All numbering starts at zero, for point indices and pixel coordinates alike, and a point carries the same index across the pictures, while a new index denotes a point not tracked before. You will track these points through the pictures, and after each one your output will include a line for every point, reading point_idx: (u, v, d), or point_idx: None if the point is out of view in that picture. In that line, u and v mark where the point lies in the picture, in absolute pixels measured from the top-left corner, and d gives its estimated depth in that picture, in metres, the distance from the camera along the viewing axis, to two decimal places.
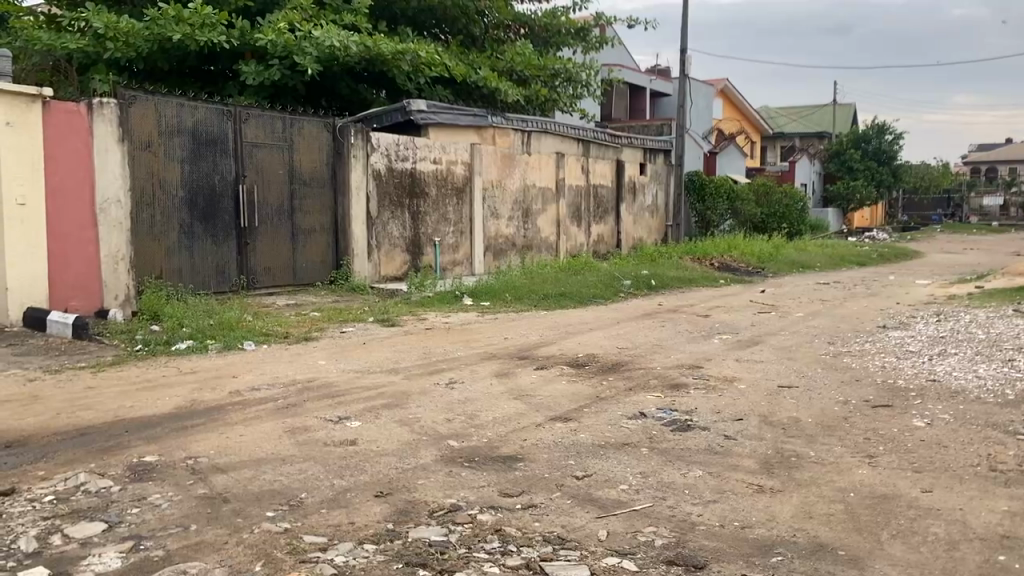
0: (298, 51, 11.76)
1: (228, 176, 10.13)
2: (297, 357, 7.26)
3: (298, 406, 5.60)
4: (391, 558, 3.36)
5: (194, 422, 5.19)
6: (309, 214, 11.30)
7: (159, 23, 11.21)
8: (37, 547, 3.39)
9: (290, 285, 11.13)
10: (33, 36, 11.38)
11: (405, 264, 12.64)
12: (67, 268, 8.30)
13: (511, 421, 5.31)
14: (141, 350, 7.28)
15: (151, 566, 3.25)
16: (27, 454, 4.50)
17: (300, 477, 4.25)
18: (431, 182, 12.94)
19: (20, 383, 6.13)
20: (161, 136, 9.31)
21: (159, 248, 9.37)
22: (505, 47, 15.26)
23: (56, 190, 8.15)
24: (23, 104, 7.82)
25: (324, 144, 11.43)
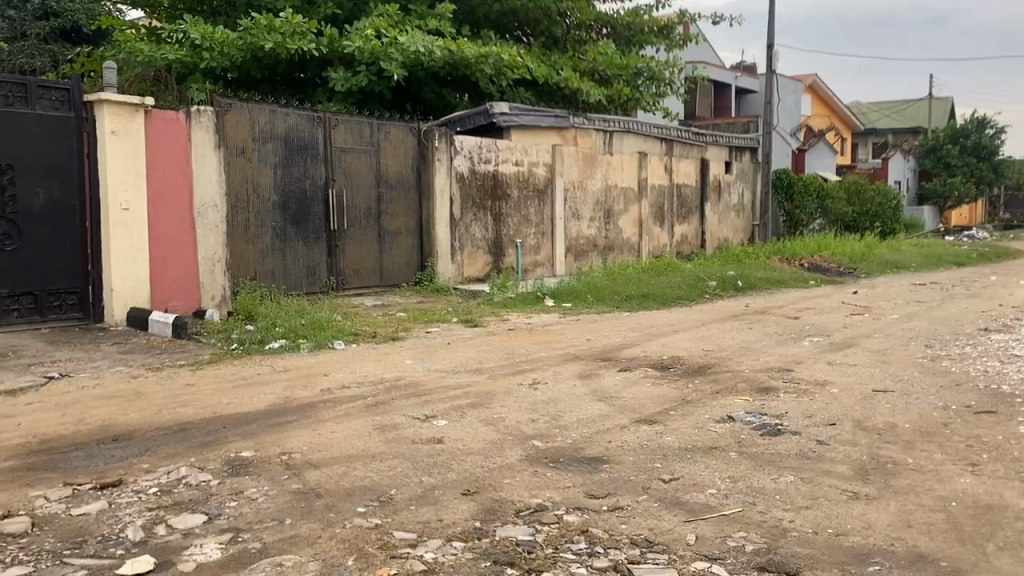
0: (385, 57, 12.00)
1: (318, 180, 10.41)
2: (384, 357, 7.40)
3: (386, 404, 5.71)
4: (478, 556, 3.39)
5: (287, 418, 5.35)
6: (395, 217, 11.51)
7: (252, 33, 11.64)
8: (143, 536, 3.55)
9: (378, 287, 11.35)
10: (135, 49, 11.95)
11: (487, 265, 12.74)
12: (166, 270, 8.65)
13: (595, 423, 5.29)
14: (237, 349, 7.55)
15: (249, 558, 3.36)
16: (132, 447, 4.72)
17: (389, 474, 4.33)
18: (513, 184, 12.99)
19: (125, 379, 6.43)
20: (255, 142, 9.63)
21: (253, 251, 9.68)
22: (587, 47, 15.24)
23: (157, 195, 8.53)
24: (127, 113, 8.21)
25: (410, 148, 11.62)
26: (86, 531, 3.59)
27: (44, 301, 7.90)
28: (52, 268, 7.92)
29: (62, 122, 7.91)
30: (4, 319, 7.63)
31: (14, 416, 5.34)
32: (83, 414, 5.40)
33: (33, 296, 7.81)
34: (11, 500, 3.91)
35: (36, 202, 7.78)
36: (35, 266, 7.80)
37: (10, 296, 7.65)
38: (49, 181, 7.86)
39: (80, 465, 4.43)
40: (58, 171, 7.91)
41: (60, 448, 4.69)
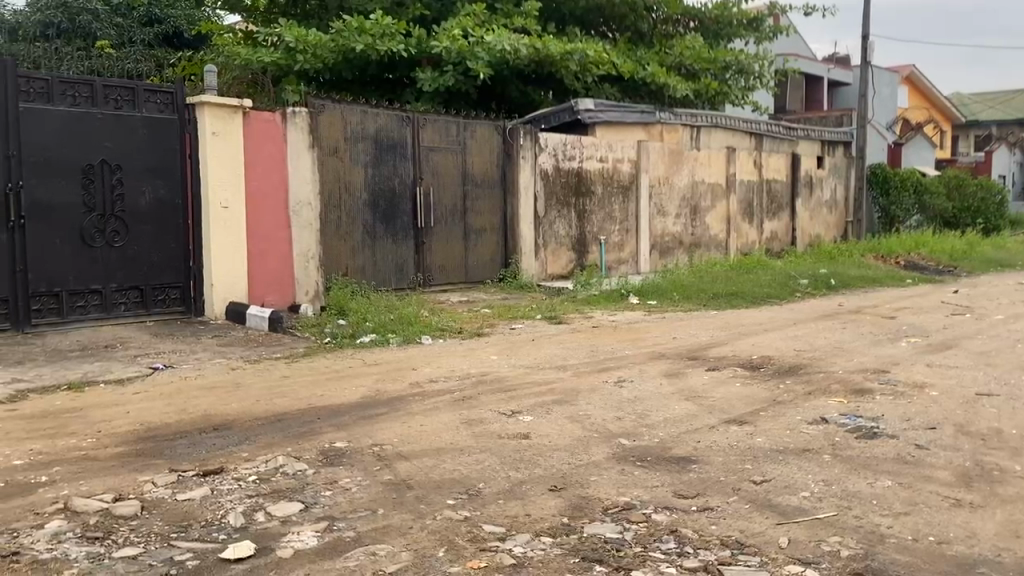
0: (471, 57, 12.12)
1: (406, 178, 10.59)
2: (470, 352, 7.49)
3: (473, 399, 5.78)
4: (567, 552, 3.41)
5: (378, 411, 5.48)
6: (480, 214, 11.61)
7: (344, 35, 11.96)
8: (243, 522, 3.69)
9: (463, 283, 11.48)
10: (234, 53, 12.35)
11: (571, 263, 12.73)
12: (263, 266, 8.96)
13: (683, 422, 5.24)
14: (330, 343, 7.77)
15: (344, 546, 3.46)
16: (232, 437, 4.91)
17: (478, 468, 4.39)
18: (598, 180, 12.94)
19: (224, 371, 6.70)
20: (347, 142, 9.88)
21: (344, 247, 9.93)
22: (674, 41, 15.07)
23: (254, 194, 8.83)
24: (227, 115, 8.54)
25: (495, 145, 11.70)
26: (191, 516, 3.76)
27: (150, 295, 8.27)
28: (157, 264, 8.30)
29: (167, 124, 8.29)
30: (113, 313, 8.01)
31: (123, 405, 5.62)
32: (186, 403, 5.64)
33: (140, 290, 8.19)
34: (122, 484, 4.12)
35: (142, 200, 8.17)
36: (142, 262, 8.18)
37: (119, 290, 8.04)
38: (155, 181, 8.23)
39: (185, 452, 4.63)
40: (163, 171, 8.28)
41: (165, 436, 4.92)
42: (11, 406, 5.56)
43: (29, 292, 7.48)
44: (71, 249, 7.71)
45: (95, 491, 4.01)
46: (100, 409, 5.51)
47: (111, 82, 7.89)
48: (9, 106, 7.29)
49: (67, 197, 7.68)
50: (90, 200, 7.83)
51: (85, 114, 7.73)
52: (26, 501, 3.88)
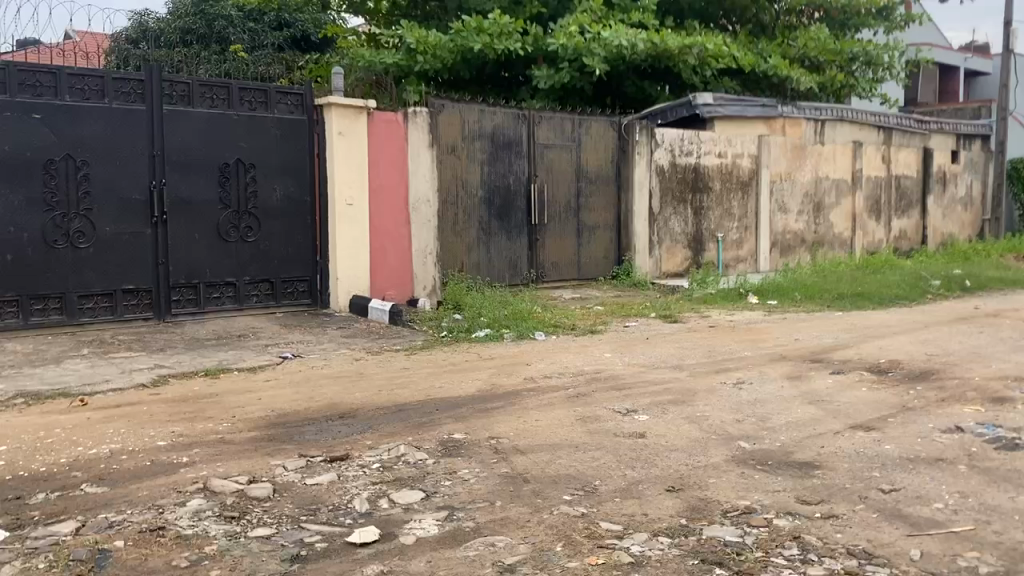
0: (587, 53, 12.12)
1: (521, 176, 10.67)
2: (584, 349, 7.49)
3: (588, 396, 5.79)
4: (686, 553, 3.38)
5: (494, 404, 5.56)
6: (594, 211, 11.59)
7: (463, 35, 12.18)
8: (368, 508, 3.82)
9: (576, 280, 11.50)
10: (357, 55, 12.74)
11: (686, 260, 12.54)
12: (384, 262, 9.23)
13: (806, 427, 5.08)
14: (447, 336, 7.94)
15: (464, 536, 3.54)
16: (356, 425, 5.09)
17: (594, 464, 4.40)
18: (716, 176, 12.68)
19: (348, 361, 6.95)
20: (465, 141, 10.04)
21: (461, 244, 10.10)
22: (798, 32, 14.57)
23: (375, 191, 9.11)
24: (352, 116, 8.85)
25: (610, 142, 11.65)
26: (320, 500, 3.92)
27: (279, 288, 8.67)
28: (286, 258, 8.69)
29: (296, 125, 8.67)
30: (245, 304, 8.44)
31: (255, 391, 5.92)
32: (313, 392, 5.89)
33: (270, 283, 8.60)
34: (255, 467, 4.34)
35: (273, 197, 8.57)
36: (272, 256, 8.59)
37: (251, 283, 8.46)
38: (285, 179, 8.62)
39: (312, 439, 4.83)
40: (292, 170, 8.67)
41: (293, 422, 5.15)
42: (155, 390, 5.94)
43: (170, 283, 7.96)
44: (208, 244, 8.16)
45: (231, 473, 4.24)
46: (234, 394, 5.82)
47: (246, 85, 8.30)
48: (155, 109, 7.77)
49: (205, 194, 8.13)
50: (226, 197, 8.26)
51: (222, 116, 8.17)
52: (169, 480, 4.14)
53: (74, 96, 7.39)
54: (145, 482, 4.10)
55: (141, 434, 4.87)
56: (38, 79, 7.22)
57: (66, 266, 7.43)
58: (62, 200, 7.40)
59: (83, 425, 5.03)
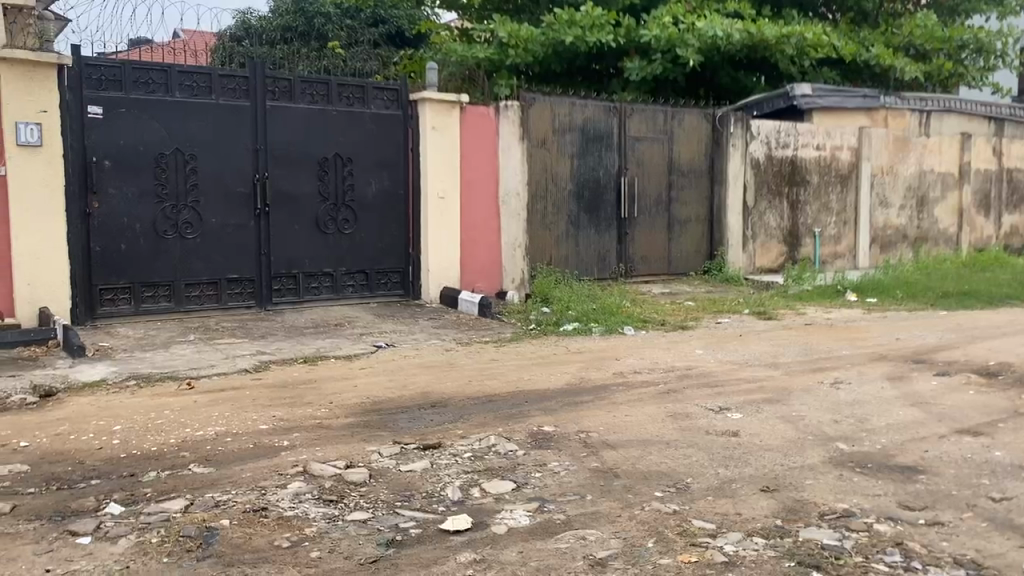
0: (681, 43, 11.93)
1: (612, 169, 10.60)
2: (674, 345, 7.41)
3: (680, 392, 5.74)
4: (781, 554, 3.32)
5: (584, 398, 5.56)
6: (686, 204, 11.44)
7: (555, 28, 12.19)
8: (461, 496, 3.89)
9: (666, 275, 11.37)
10: (449, 50, 12.77)
11: (781, 256, 12.22)
12: (474, 255, 9.34)
13: (909, 429, 4.90)
14: (535, 329, 7.98)
15: (555, 528, 3.56)
16: (448, 414, 5.18)
17: (685, 462, 4.35)
18: (813, 169, 12.31)
19: (439, 352, 7.06)
20: (556, 134, 10.03)
21: (550, 237, 10.11)
22: (904, 20, 14.00)
23: (467, 185, 9.22)
24: (445, 110, 8.97)
25: (703, 134, 11.48)
26: (414, 486, 4.01)
27: (373, 279, 8.89)
28: (380, 250, 8.90)
29: (392, 120, 8.86)
30: (341, 294, 8.68)
31: (351, 379, 6.08)
32: (406, 380, 6.03)
33: (365, 274, 8.83)
34: (352, 452, 4.47)
35: (369, 190, 8.78)
36: (367, 248, 8.81)
37: (347, 273, 8.71)
38: (380, 173, 8.82)
39: (406, 426, 4.94)
40: (387, 163, 8.87)
41: (387, 410, 5.27)
42: (257, 375, 6.18)
43: (271, 273, 8.25)
44: (307, 235, 8.43)
45: (329, 457, 4.38)
46: (331, 381, 6.00)
47: (344, 81, 8.52)
48: (258, 105, 8.05)
49: (305, 187, 8.39)
50: (324, 190, 8.50)
51: (321, 111, 8.40)
52: (271, 462, 4.30)
53: (183, 93, 7.70)
54: (249, 464, 4.28)
55: (245, 418, 5.08)
56: (151, 76, 7.53)
57: (175, 256, 7.75)
58: (172, 192, 7.71)
59: (190, 407, 5.28)
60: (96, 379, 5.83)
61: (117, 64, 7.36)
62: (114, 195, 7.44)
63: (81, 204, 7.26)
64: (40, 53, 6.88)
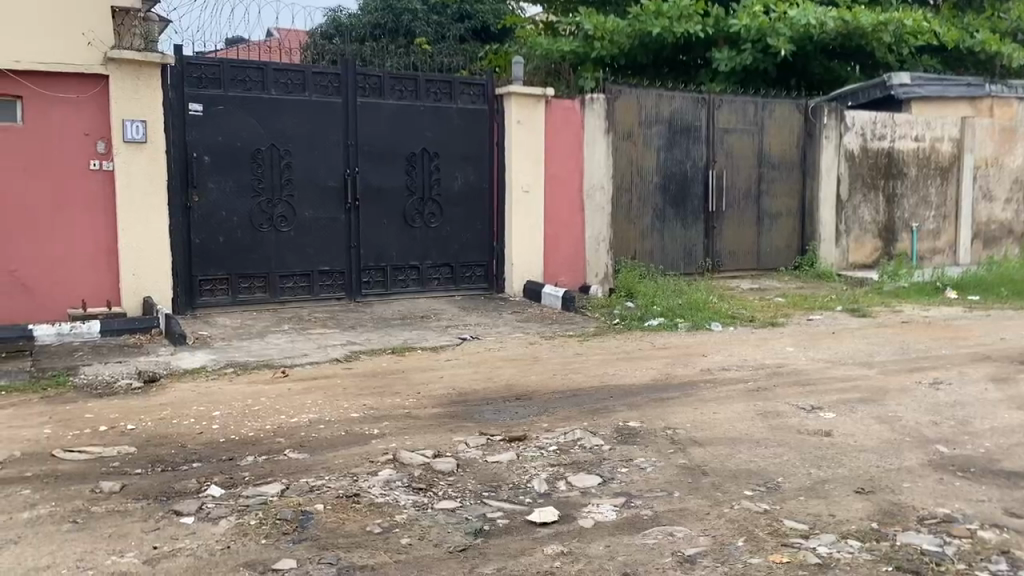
0: (772, 33, 11.74)
1: (699, 161, 10.43)
2: (763, 342, 7.25)
3: (769, 390, 5.62)
4: (878, 558, 3.22)
5: (670, 394, 5.51)
6: (776, 197, 11.18)
7: (641, 19, 12.09)
8: (547, 488, 3.90)
9: (754, 270, 11.15)
10: (535, 44, 12.67)
11: (876, 252, 11.81)
12: (557, 249, 9.34)
13: (1015, 434, 4.68)
14: (619, 324, 7.93)
15: (641, 523, 3.54)
16: (533, 407, 5.21)
17: (776, 461, 4.26)
18: (911, 161, 11.84)
19: (523, 345, 7.09)
20: (642, 126, 9.93)
21: (634, 231, 10.02)
22: (1010, 5, 13.47)
23: (551, 179, 9.22)
24: (530, 104, 8.99)
25: (795, 126, 11.19)
26: (500, 477, 4.05)
27: (458, 272, 9.01)
28: (465, 243, 9.01)
29: (477, 115, 8.95)
30: (427, 287, 8.83)
31: (437, 370, 6.17)
32: (491, 372, 6.08)
33: (450, 267, 8.95)
34: (439, 442, 4.54)
35: (455, 184, 8.88)
36: (452, 242, 8.93)
37: (433, 266, 8.84)
38: (465, 168, 8.92)
39: (491, 418, 4.99)
40: (472, 158, 8.96)
41: (473, 401, 5.33)
42: (347, 364, 6.33)
43: (361, 265, 8.45)
44: (396, 229, 8.59)
45: (418, 446, 4.46)
46: (418, 372, 6.10)
47: (432, 77, 8.63)
48: (349, 101, 8.23)
49: (393, 181, 8.54)
50: (412, 184, 8.64)
51: (410, 107, 8.54)
52: (362, 450, 4.41)
53: (278, 90, 7.93)
54: (340, 451, 4.39)
55: (336, 406, 5.21)
56: (248, 74, 7.79)
57: (270, 248, 8.01)
58: (267, 186, 7.96)
59: (284, 395, 5.45)
60: (196, 367, 6.08)
61: (216, 63, 7.63)
62: (213, 189, 7.73)
63: (182, 197, 7.57)
64: (145, 53, 7.16)
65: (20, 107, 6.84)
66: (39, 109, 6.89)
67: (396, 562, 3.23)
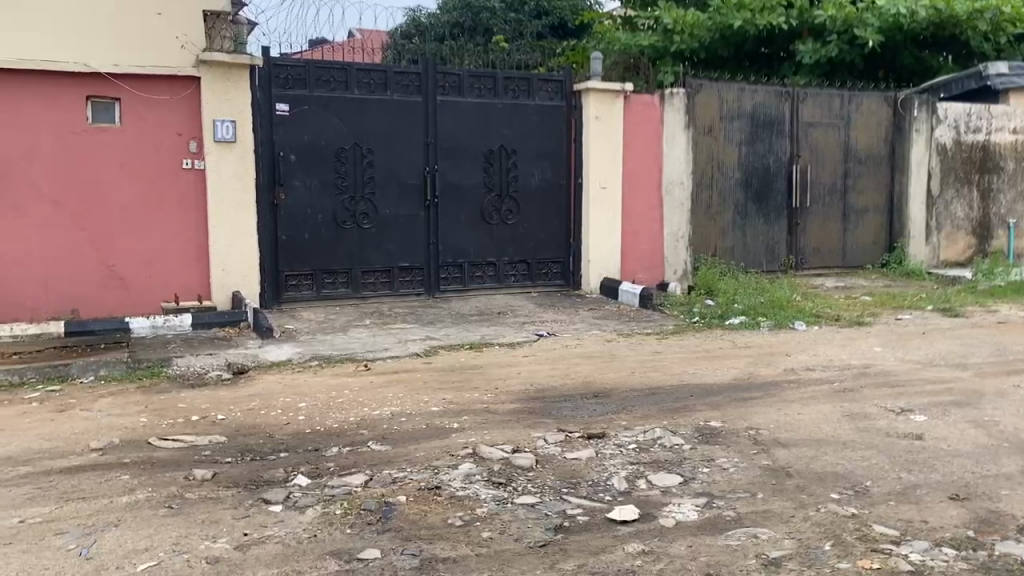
0: (859, 24, 11.47)
1: (782, 157, 10.20)
2: (849, 341, 7.05)
3: (857, 391, 5.46)
4: (975, 567, 3.11)
5: (753, 394, 5.41)
6: (863, 193, 10.85)
7: (723, 12, 11.96)
8: (628, 487, 3.88)
9: (840, 268, 10.84)
10: (613, 39, 12.55)
11: (970, 249, 11.34)
12: (635, 246, 9.26)
13: None
14: (698, 322, 7.82)
15: (724, 524, 3.49)
16: (612, 405, 5.18)
17: (864, 464, 4.14)
18: (1009, 155, 11.30)
19: (601, 342, 7.06)
20: (723, 121, 9.75)
21: (714, 227, 9.86)
22: None
23: (629, 175, 9.15)
24: (608, 100, 8.95)
25: (884, 119, 10.83)
26: (579, 474, 4.04)
27: (535, 269, 9.03)
28: (543, 240, 9.03)
29: (555, 111, 8.95)
30: (504, 283, 8.88)
31: (515, 366, 6.20)
32: (569, 369, 6.08)
33: (527, 264, 8.98)
34: (518, 437, 4.56)
35: (532, 181, 8.90)
36: (530, 238, 8.96)
37: (510, 263, 8.89)
38: (543, 164, 8.94)
39: (569, 414, 4.99)
40: (550, 154, 8.96)
41: (551, 397, 5.35)
42: (427, 359, 6.42)
43: (440, 261, 8.55)
44: (473, 226, 8.66)
45: (497, 441, 4.49)
46: (496, 367, 6.15)
47: (510, 74, 8.66)
48: (429, 100, 8.33)
49: (472, 179, 8.61)
50: (490, 181, 8.69)
51: (488, 105, 8.59)
52: (442, 443, 4.46)
53: (361, 90, 8.09)
54: (421, 444, 4.46)
55: (417, 400, 5.29)
56: (332, 75, 7.96)
57: (352, 245, 8.18)
58: (350, 184, 8.13)
59: (367, 388, 5.57)
60: (282, 359, 6.25)
61: (302, 64, 7.82)
62: (298, 187, 7.92)
63: (269, 195, 7.78)
64: (235, 54, 7.39)
65: (118, 109, 7.13)
66: (136, 111, 7.18)
67: (477, 556, 3.26)
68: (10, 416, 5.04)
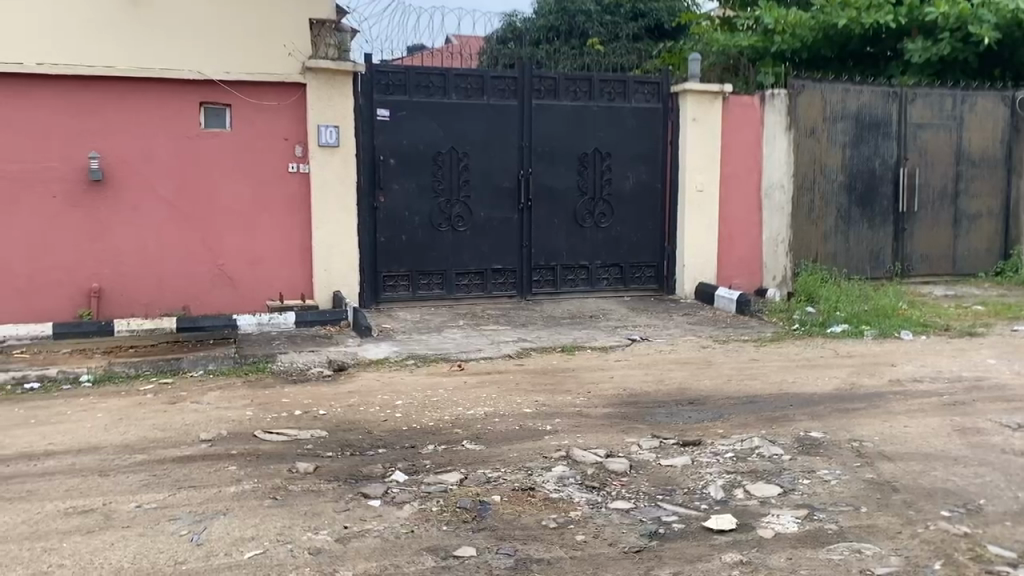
0: (974, 21, 11.02)
1: (889, 159, 9.81)
2: (960, 352, 6.74)
3: (968, 405, 5.21)
4: None
5: (856, 405, 5.23)
6: (977, 197, 10.36)
7: (827, 11, 11.63)
8: (724, 496, 3.82)
9: (950, 275, 10.37)
10: (711, 39, 12.28)
11: None
12: (732, 251, 9.11)
13: None
14: (799, 329, 7.62)
15: (826, 538, 3.39)
16: (708, 412, 5.10)
17: (978, 481, 3.95)
18: None
19: (696, 348, 6.96)
20: (826, 122, 9.37)
21: (816, 232, 9.46)
22: None
23: (727, 178, 9.01)
24: (707, 102, 8.82)
25: (1000, 119, 10.29)
26: (675, 481, 4.00)
27: (628, 272, 8.98)
28: (637, 244, 8.97)
29: (651, 113, 8.88)
30: (596, 287, 8.86)
31: (608, 370, 6.17)
32: (663, 375, 6.01)
33: (620, 268, 8.94)
34: (612, 441, 4.55)
35: (627, 183, 8.85)
36: (623, 242, 8.91)
37: (602, 267, 8.86)
38: (638, 167, 8.87)
39: (664, 420, 4.94)
40: (646, 157, 8.90)
41: (644, 402, 5.30)
42: (519, 361, 6.46)
43: (533, 264, 8.60)
44: (567, 229, 8.67)
45: (590, 445, 4.49)
46: (589, 370, 6.14)
47: (606, 77, 8.64)
48: (525, 103, 8.39)
49: (566, 181, 8.63)
50: (584, 184, 8.69)
51: (584, 107, 8.59)
52: (536, 445, 4.48)
53: (458, 94, 8.20)
54: (515, 445, 4.49)
55: (510, 401, 5.33)
56: (431, 80, 8.09)
57: (448, 247, 8.30)
58: (447, 187, 8.25)
59: (461, 388, 5.64)
60: (380, 358, 6.40)
61: (402, 70, 7.98)
62: (397, 190, 8.10)
63: (369, 198, 7.99)
64: (339, 62, 7.62)
65: (229, 115, 7.45)
66: (244, 116, 7.47)
67: (572, 558, 3.27)
68: (127, 406, 5.33)
